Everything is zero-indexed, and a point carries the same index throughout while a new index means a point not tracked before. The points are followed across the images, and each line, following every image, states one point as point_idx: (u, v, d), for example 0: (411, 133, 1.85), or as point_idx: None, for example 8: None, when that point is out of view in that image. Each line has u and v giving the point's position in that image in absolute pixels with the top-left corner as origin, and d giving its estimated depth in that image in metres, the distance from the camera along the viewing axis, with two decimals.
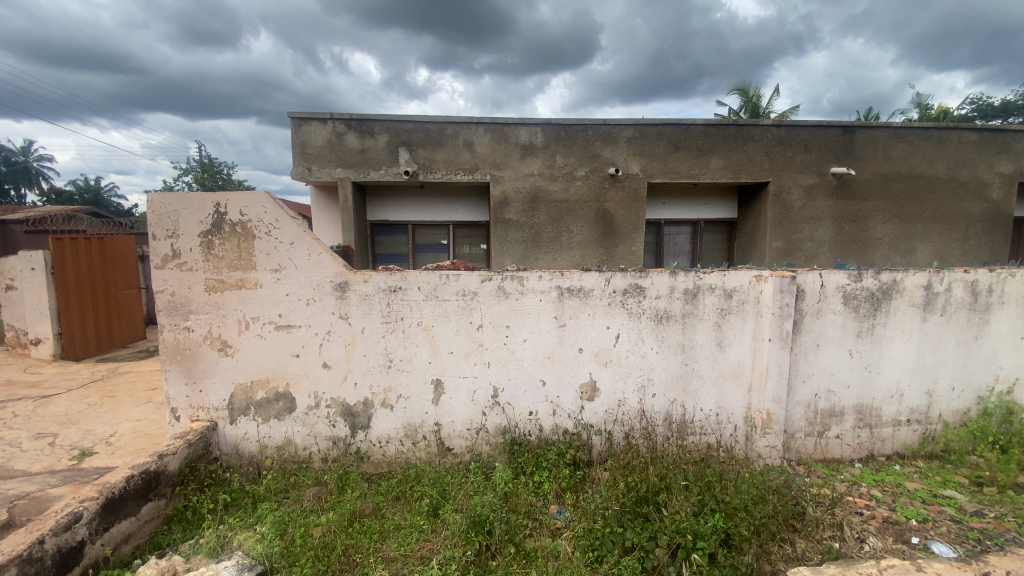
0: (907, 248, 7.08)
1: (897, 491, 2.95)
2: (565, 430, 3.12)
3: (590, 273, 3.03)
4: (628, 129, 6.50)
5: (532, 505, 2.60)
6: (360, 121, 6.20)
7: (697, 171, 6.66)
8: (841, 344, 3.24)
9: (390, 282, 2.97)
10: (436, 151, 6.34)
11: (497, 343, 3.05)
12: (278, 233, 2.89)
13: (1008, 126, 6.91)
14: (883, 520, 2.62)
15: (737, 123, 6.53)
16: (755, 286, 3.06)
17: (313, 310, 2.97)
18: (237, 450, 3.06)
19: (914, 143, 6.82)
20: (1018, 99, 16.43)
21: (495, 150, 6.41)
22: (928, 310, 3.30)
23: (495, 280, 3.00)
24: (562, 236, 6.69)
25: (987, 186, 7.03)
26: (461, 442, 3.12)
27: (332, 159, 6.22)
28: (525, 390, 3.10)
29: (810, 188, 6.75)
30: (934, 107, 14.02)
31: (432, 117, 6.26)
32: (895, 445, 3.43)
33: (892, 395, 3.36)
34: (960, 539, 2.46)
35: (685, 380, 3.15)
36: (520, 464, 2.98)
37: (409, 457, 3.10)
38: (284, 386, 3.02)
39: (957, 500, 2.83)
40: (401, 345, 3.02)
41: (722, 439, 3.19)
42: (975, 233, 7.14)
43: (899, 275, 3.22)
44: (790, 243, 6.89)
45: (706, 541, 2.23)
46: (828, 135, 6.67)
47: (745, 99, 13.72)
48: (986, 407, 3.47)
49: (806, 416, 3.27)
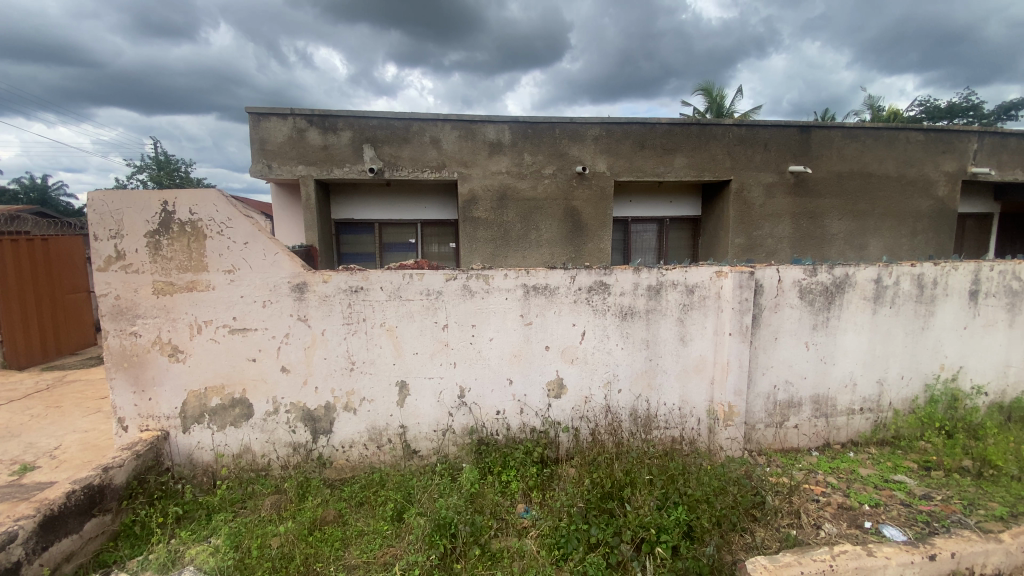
0: (861, 244, 7.37)
1: (852, 477, 3.07)
2: (532, 429, 3.11)
3: (555, 271, 3.03)
4: (595, 128, 6.56)
5: (498, 505, 2.58)
6: (323, 117, 6.04)
7: (662, 170, 6.76)
8: (798, 337, 3.33)
9: (350, 282, 2.89)
10: (402, 148, 6.23)
11: (463, 343, 3.01)
12: (231, 233, 2.78)
13: (953, 127, 7.27)
14: (839, 506, 2.71)
15: (701, 122, 6.67)
16: (716, 281, 3.13)
17: (269, 312, 2.86)
18: (190, 460, 2.93)
19: (866, 142, 7.10)
20: (963, 101, 17.35)
21: (462, 147, 6.34)
22: (878, 303, 3.43)
23: (460, 279, 2.96)
24: (530, 234, 6.69)
25: (933, 184, 7.39)
26: (428, 444, 3.06)
27: (293, 156, 6.04)
28: (492, 390, 3.07)
29: (769, 186, 6.96)
30: (885, 108, 14.83)
31: (398, 114, 6.15)
32: (849, 433, 3.55)
33: (847, 385, 3.49)
34: (910, 522, 2.56)
35: (650, 375, 3.19)
36: (487, 464, 2.95)
37: (374, 460, 3.03)
38: (239, 392, 2.90)
39: (906, 483, 2.97)
40: (363, 346, 2.94)
41: (685, 432, 3.24)
42: (922, 229, 7.50)
43: (851, 269, 3.34)
44: (751, 240, 7.08)
45: (669, 534, 2.26)
46: (786, 134, 6.88)
47: (709, 99, 14.06)
48: (933, 394, 3.65)
49: (766, 407, 3.35)
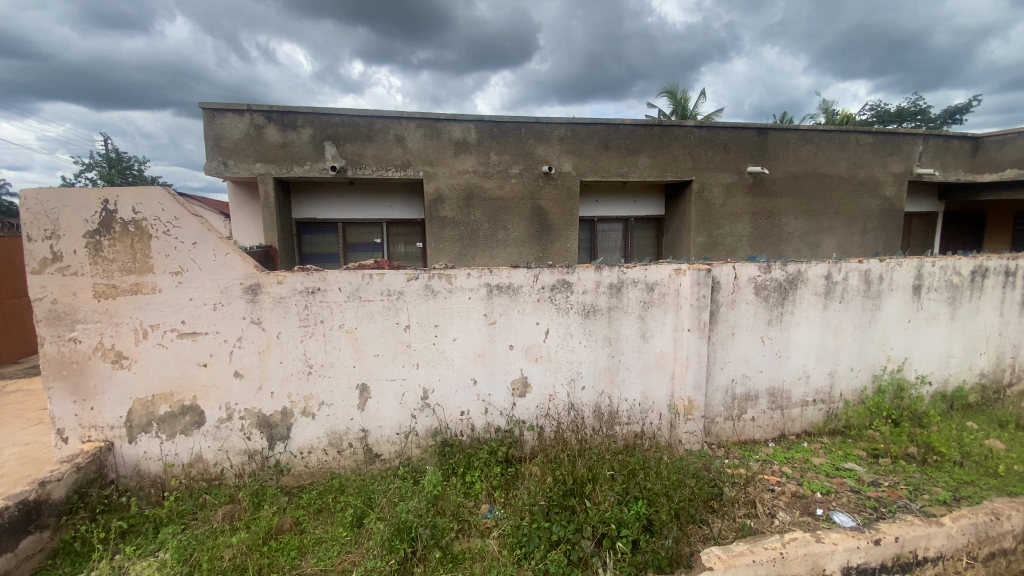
0: (815, 242, 7.67)
1: (805, 466, 3.18)
2: (497, 428, 3.10)
3: (518, 270, 3.03)
4: (560, 128, 6.60)
5: (461, 506, 2.56)
6: (282, 113, 5.88)
7: (626, 170, 6.86)
8: (754, 332, 3.43)
9: (307, 283, 2.81)
10: (365, 146, 6.11)
11: (425, 344, 2.97)
12: (178, 233, 2.67)
13: (899, 130, 7.64)
14: (792, 495, 2.81)
15: (663, 123, 6.80)
16: (675, 279, 3.19)
17: (221, 315, 2.75)
18: (137, 472, 2.79)
19: (819, 144, 7.39)
20: (911, 107, 18.30)
21: (427, 146, 6.27)
22: (829, 298, 3.57)
23: (422, 278, 2.92)
24: (498, 233, 6.68)
25: (881, 184, 7.75)
26: (390, 447, 3.01)
27: (250, 153, 5.86)
28: (455, 390, 3.04)
29: (729, 186, 7.16)
30: (839, 112, 15.51)
31: (361, 111, 6.03)
32: (804, 423, 3.69)
33: (800, 377, 3.61)
34: (859, 508, 2.67)
35: (612, 371, 3.22)
36: (451, 465, 2.92)
37: (334, 466, 2.95)
38: (190, 399, 2.78)
39: (856, 471, 3.10)
40: (322, 349, 2.87)
41: (647, 427, 3.30)
42: (872, 227, 7.86)
43: (803, 266, 3.47)
44: (712, 238, 7.27)
45: (629, 528, 2.30)
46: (744, 136, 7.09)
47: (674, 101, 14.36)
48: (880, 385, 3.82)
49: (725, 401, 3.44)
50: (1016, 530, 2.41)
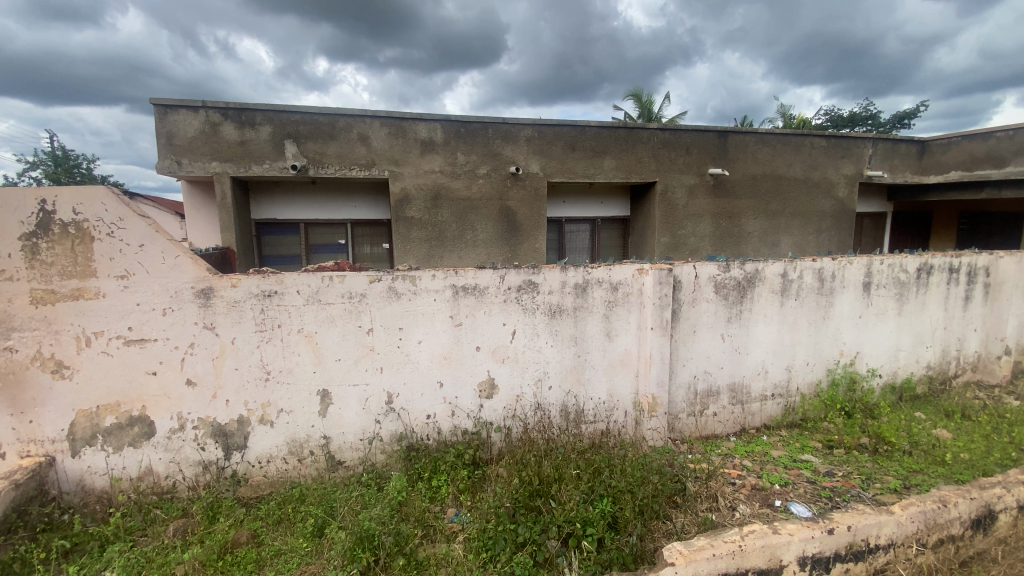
0: (773, 241, 7.94)
1: (765, 459, 3.28)
2: (464, 431, 3.07)
3: (484, 271, 3.01)
4: (527, 129, 6.61)
5: (426, 511, 2.52)
6: (239, 110, 5.68)
7: (593, 171, 6.94)
8: (715, 329, 3.52)
9: (263, 287, 2.72)
10: (328, 145, 5.96)
11: (389, 347, 2.92)
12: (123, 234, 2.53)
13: (850, 134, 7.98)
14: (752, 487, 2.89)
15: (628, 125, 6.91)
16: (638, 278, 3.24)
17: (171, 321, 2.63)
18: (82, 487, 2.63)
19: (776, 147, 7.66)
20: (862, 112, 19.20)
21: (392, 145, 6.18)
22: (785, 295, 3.69)
23: (385, 280, 2.86)
24: (466, 234, 6.64)
25: (834, 186, 8.09)
26: (354, 454, 2.94)
27: (205, 151, 5.65)
28: (421, 394, 3.00)
29: (691, 188, 7.34)
30: (796, 116, 16.14)
31: (322, 109, 5.89)
32: (763, 417, 3.80)
33: (759, 372, 3.72)
34: (815, 498, 2.78)
35: (579, 370, 3.25)
36: (417, 470, 2.88)
37: (295, 475, 2.87)
38: (138, 409, 2.64)
39: (812, 462, 3.22)
40: (280, 355, 2.78)
41: (613, 425, 3.34)
42: (826, 227, 8.20)
43: (760, 265, 3.57)
44: (676, 238, 7.43)
45: (594, 527, 2.32)
46: (706, 138, 7.28)
47: (639, 104, 14.67)
48: (834, 378, 3.98)
49: (687, 397, 3.52)
50: (963, 516, 2.51)
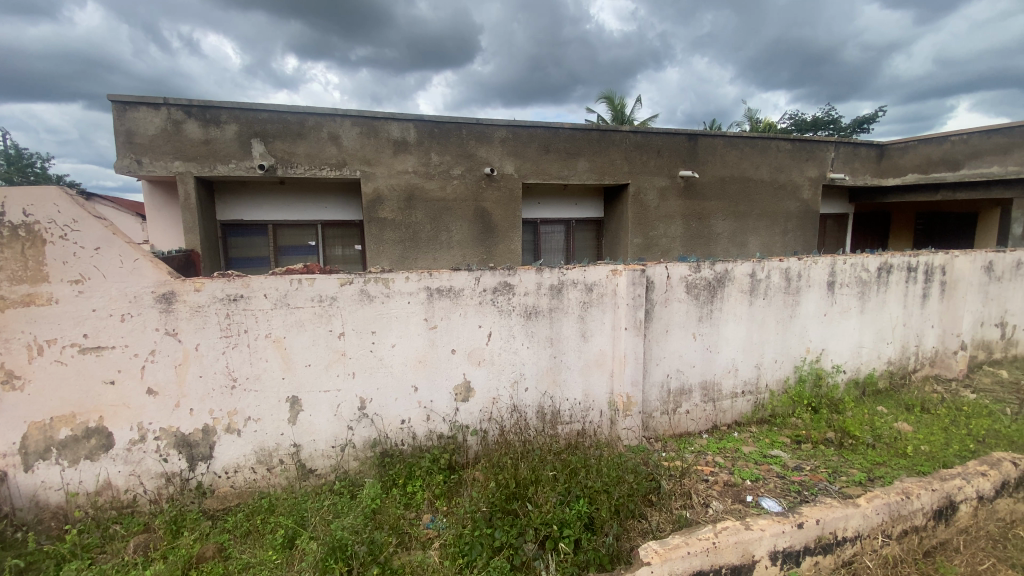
0: (741, 242, 8.14)
1: (736, 455, 3.35)
2: (439, 435, 3.04)
3: (459, 273, 2.98)
4: (501, 130, 6.60)
5: (401, 518, 2.48)
6: (203, 108, 5.50)
7: (567, 173, 6.98)
8: (687, 328, 3.58)
9: (228, 291, 2.62)
10: (297, 144, 5.83)
11: (362, 351, 2.86)
12: (78, 237, 2.41)
13: (813, 138, 8.25)
14: (724, 484, 2.95)
15: (601, 128, 6.98)
16: (612, 279, 3.27)
17: (130, 327, 2.51)
18: (35, 503, 2.48)
19: (743, 150, 7.85)
20: (825, 117, 19.90)
21: (364, 145, 6.07)
22: (754, 295, 3.78)
23: (357, 283, 2.81)
24: (441, 235, 6.59)
25: (799, 188, 8.35)
26: (325, 461, 2.87)
27: (168, 150, 5.45)
28: (395, 399, 2.95)
29: (663, 189, 7.46)
30: (762, 120, 16.63)
31: (291, 107, 5.74)
32: (734, 414, 3.88)
33: (730, 370, 3.80)
34: (784, 493, 2.85)
35: (555, 371, 3.25)
36: (391, 477, 2.83)
37: (264, 485, 2.78)
38: (96, 420, 2.52)
39: (781, 457, 3.30)
40: (247, 361, 2.69)
41: (589, 425, 3.36)
42: (792, 228, 8.45)
43: (730, 266, 3.65)
44: (648, 239, 7.54)
45: (571, 528, 2.32)
46: (676, 141, 7.41)
47: (612, 107, 14.87)
48: (801, 374, 4.10)
49: (661, 396, 3.56)
50: (925, 507, 2.60)
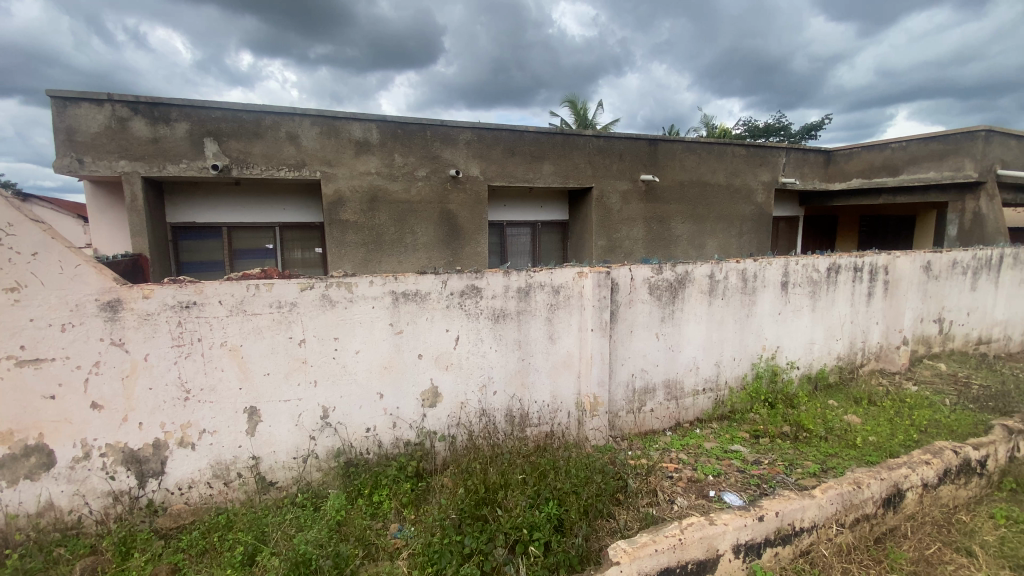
0: (700, 244, 8.41)
1: (698, 452, 3.44)
2: (406, 442, 2.98)
3: (425, 276, 2.94)
4: (466, 132, 6.57)
5: (367, 529, 2.42)
6: (151, 105, 5.24)
7: (531, 176, 7.02)
8: (650, 329, 3.66)
9: (180, 297, 2.49)
10: (253, 144, 5.62)
11: (324, 359, 2.78)
12: (13, 242, 2.25)
13: (766, 144, 8.61)
14: (688, 480, 3.02)
15: (564, 132, 7.05)
16: (578, 281, 3.30)
17: (71, 337, 2.35)
18: None
19: (701, 155, 8.11)
20: (776, 124, 20.82)
21: (324, 145, 5.92)
22: (713, 295, 3.91)
23: (318, 288, 2.72)
24: (405, 237, 6.49)
25: (753, 192, 8.70)
26: (286, 473, 2.77)
27: (112, 149, 5.16)
28: (360, 407, 2.88)
29: (625, 193, 7.61)
30: (718, 127, 17.25)
31: (247, 106, 5.53)
32: (696, 411, 4.00)
33: (691, 368, 3.91)
34: (745, 486, 2.95)
35: (523, 374, 3.26)
36: (356, 486, 2.77)
37: (221, 500, 2.65)
38: (34, 438, 2.34)
39: (741, 452, 3.42)
40: (201, 371, 2.56)
41: (557, 426, 3.38)
42: (747, 230, 8.78)
43: (690, 267, 3.76)
44: (612, 242, 7.67)
45: (541, 531, 2.33)
46: (637, 146, 7.58)
47: (575, 112, 15.09)
48: (758, 371, 4.25)
49: (627, 395, 3.63)
50: (874, 495, 2.74)
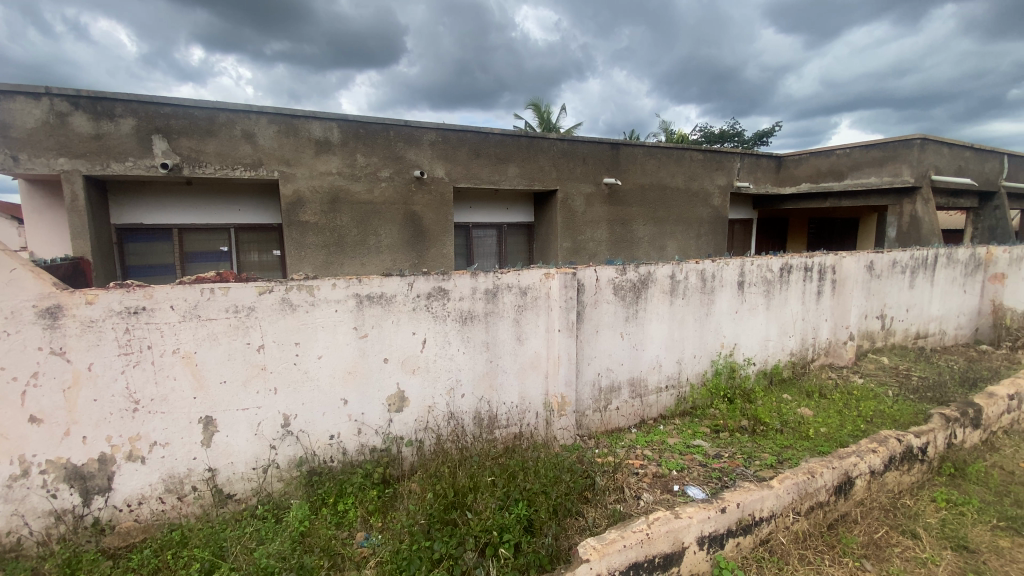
0: (661, 245, 8.63)
1: (662, 447, 3.53)
2: (372, 448, 2.92)
3: (391, 278, 2.89)
4: (430, 133, 6.51)
5: (333, 539, 2.36)
6: (94, 100, 4.94)
7: (497, 178, 7.03)
8: (615, 328, 3.72)
9: (127, 303, 2.35)
10: (206, 142, 5.38)
11: (284, 365, 2.68)
12: None
13: (722, 149, 8.94)
14: (654, 475, 3.09)
15: (529, 134, 7.10)
16: (545, 283, 3.32)
17: (5, 347, 2.18)
18: None
19: (661, 159, 8.34)
20: (731, 130, 21.66)
21: (282, 144, 5.73)
22: (674, 295, 4.02)
23: (278, 291, 2.63)
24: (369, 239, 6.37)
25: (710, 196, 9.00)
26: (246, 485, 2.66)
27: (50, 145, 4.83)
28: (323, 413, 2.80)
29: (589, 196, 7.73)
30: (677, 132, 17.79)
31: (199, 102, 5.30)
32: (659, 408, 4.09)
33: (655, 366, 4.00)
34: (707, 480, 3.04)
35: (491, 376, 3.25)
36: (320, 496, 2.69)
37: (174, 516, 2.52)
38: None
39: (703, 446, 3.53)
40: (151, 381, 2.43)
41: (526, 427, 3.39)
42: (705, 232, 9.08)
43: (652, 268, 3.85)
44: (576, 243, 7.77)
45: (511, 532, 2.33)
46: (600, 150, 7.71)
47: (538, 115, 15.23)
48: (717, 368, 4.40)
49: (593, 394, 3.68)
50: (827, 484, 2.88)
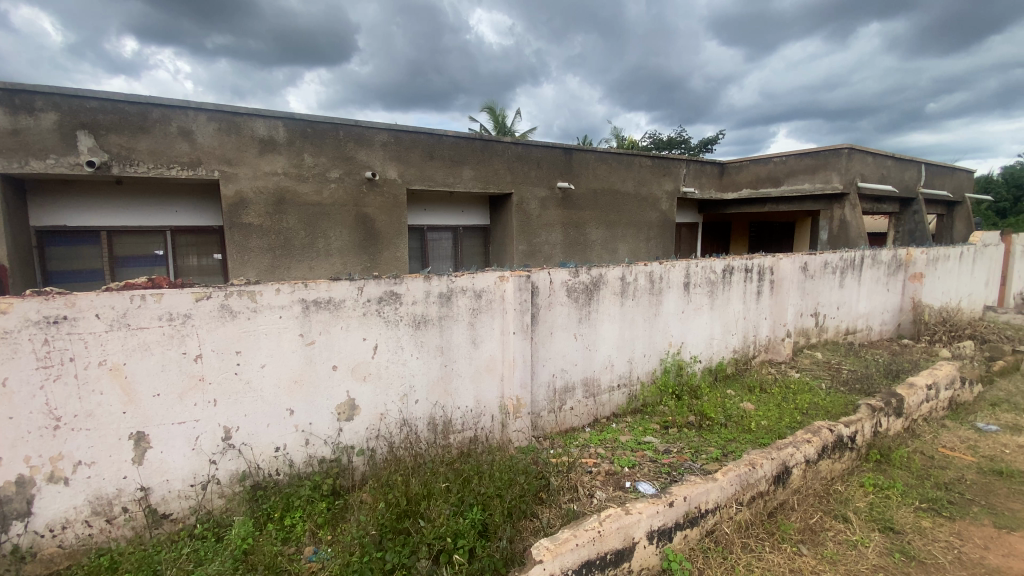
0: (613, 248, 8.84)
1: (615, 445, 3.61)
2: (321, 459, 2.83)
3: (339, 283, 2.81)
4: (382, 134, 6.40)
5: (279, 555, 2.27)
6: (8, 91, 4.54)
7: (452, 180, 6.99)
8: (568, 330, 3.78)
9: (46, 312, 2.17)
10: (138, 139, 5.06)
11: (225, 375, 2.56)
12: None
13: (669, 156, 9.27)
14: (607, 473, 3.16)
15: (483, 138, 7.10)
16: (499, 286, 3.33)
17: None
18: None
19: (612, 164, 8.55)
20: (677, 138, 22.53)
21: (223, 142, 5.46)
22: (624, 296, 4.12)
23: (217, 297, 2.50)
24: (318, 242, 6.17)
25: (658, 200, 9.31)
26: (182, 503, 2.51)
27: None
28: (267, 425, 2.68)
29: (543, 199, 7.82)
30: (627, 138, 18.32)
31: (130, 96, 4.97)
32: (611, 407, 4.19)
33: (607, 366, 4.09)
34: (657, 475, 3.14)
35: (445, 381, 3.22)
36: (266, 511, 2.58)
37: (102, 541, 2.35)
38: None
39: (653, 443, 3.64)
40: (74, 396, 2.25)
41: (481, 430, 3.39)
42: (654, 235, 9.38)
43: (604, 270, 3.94)
44: (531, 246, 7.84)
45: (465, 538, 2.31)
46: (554, 154, 7.82)
47: (492, 119, 15.28)
48: (666, 366, 4.55)
49: (548, 395, 3.72)
50: (767, 474, 3.04)
